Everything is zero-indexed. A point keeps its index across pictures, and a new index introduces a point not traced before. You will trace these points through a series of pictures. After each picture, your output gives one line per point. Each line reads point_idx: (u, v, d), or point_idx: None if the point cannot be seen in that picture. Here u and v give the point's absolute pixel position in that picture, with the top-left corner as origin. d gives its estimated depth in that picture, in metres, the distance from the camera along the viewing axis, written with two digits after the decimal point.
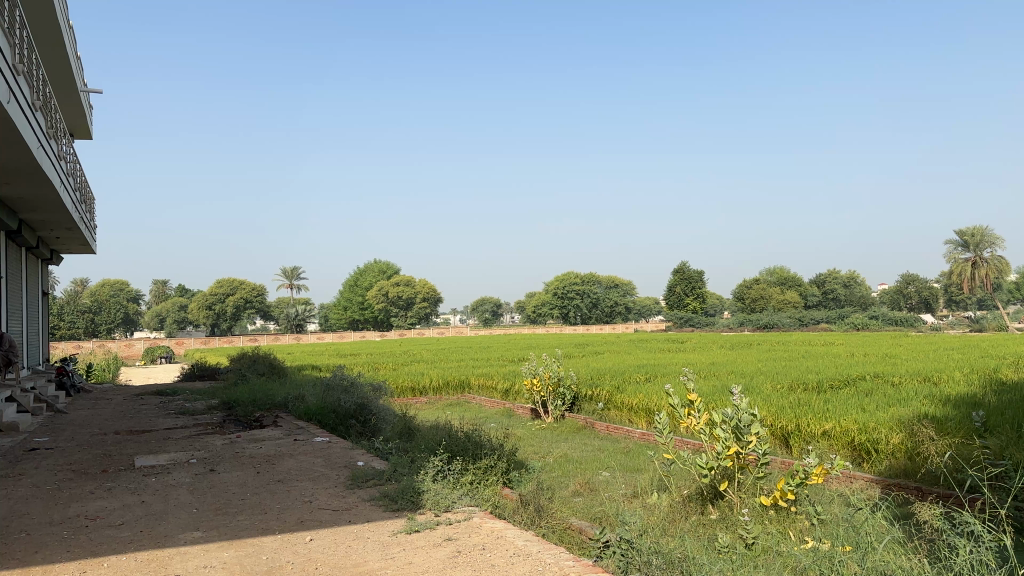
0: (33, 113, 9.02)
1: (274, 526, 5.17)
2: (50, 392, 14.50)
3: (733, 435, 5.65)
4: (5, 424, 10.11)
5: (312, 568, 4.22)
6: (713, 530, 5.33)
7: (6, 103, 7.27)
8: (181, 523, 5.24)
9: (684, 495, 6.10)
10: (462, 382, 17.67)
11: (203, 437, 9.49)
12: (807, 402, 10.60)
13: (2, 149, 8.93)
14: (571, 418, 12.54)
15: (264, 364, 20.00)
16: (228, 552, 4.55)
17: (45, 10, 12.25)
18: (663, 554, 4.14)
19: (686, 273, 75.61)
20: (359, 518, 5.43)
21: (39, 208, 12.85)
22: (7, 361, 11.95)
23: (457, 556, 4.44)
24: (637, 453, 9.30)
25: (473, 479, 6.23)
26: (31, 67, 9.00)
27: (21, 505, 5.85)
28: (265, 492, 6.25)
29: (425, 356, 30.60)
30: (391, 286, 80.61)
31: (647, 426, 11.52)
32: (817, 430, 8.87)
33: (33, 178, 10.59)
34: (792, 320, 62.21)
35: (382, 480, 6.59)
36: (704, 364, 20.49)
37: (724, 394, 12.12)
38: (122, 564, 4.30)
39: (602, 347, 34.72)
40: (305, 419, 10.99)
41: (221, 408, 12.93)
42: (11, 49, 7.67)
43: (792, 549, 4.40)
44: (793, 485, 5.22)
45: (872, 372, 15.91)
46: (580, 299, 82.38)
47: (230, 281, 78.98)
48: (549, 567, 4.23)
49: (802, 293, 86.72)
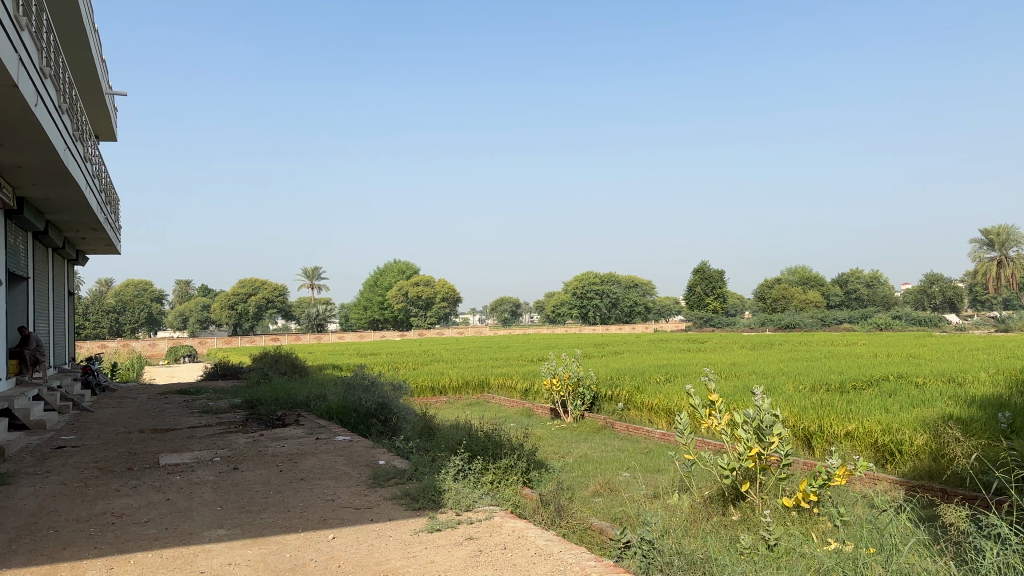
0: (60, 115, 9.14)
1: (297, 524, 5.20)
2: (76, 391, 14.67)
3: (755, 435, 5.60)
4: (33, 423, 10.23)
5: (335, 567, 4.23)
6: (735, 530, 5.32)
7: (32, 106, 7.35)
8: (206, 520, 5.29)
9: (705, 495, 6.07)
10: (483, 381, 17.65)
11: (226, 436, 9.58)
12: (830, 403, 10.49)
13: (30, 151, 9.03)
14: (591, 418, 12.50)
15: (286, 363, 20.14)
16: (252, 550, 4.58)
17: (71, 14, 12.39)
18: (685, 556, 4.11)
19: (707, 273, 75.08)
20: (381, 516, 5.45)
21: (66, 209, 13.00)
22: (34, 360, 12.12)
23: (479, 556, 4.45)
24: (658, 454, 9.28)
25: (494, 478, 6.24)
26: (57, 70, 9.10)
27: (49, 502, 5.94)
28: (288, 490, 6.29)
29: (445, 356, 30.50)
30: (411, 286, 80.97)
31: (667, 426, 11.50)
32: (840, 431, 8.80)
33: (60, 180, 10.73)
34: (814, 320, 61.58)
35: (402, 479, 6.61)
36: (724, 364, 20.34)
37: (746, 395, 12.02)
38: (149, 561, 4.34)
39: (622, 347, 34.56)
40: (327, 418, 11.08)
41: (244, 406, 13.04)
42: (38, 52, 7.76)
43: (816, 551, 4.38)
44: (816, 486, 5.17)
45: (897, 373, 15.74)
46: (599, 299, 82.20)
47: (252, 281, 79.54)
48: (571, 567, 4.23)
49: (823, 292, 85.91)
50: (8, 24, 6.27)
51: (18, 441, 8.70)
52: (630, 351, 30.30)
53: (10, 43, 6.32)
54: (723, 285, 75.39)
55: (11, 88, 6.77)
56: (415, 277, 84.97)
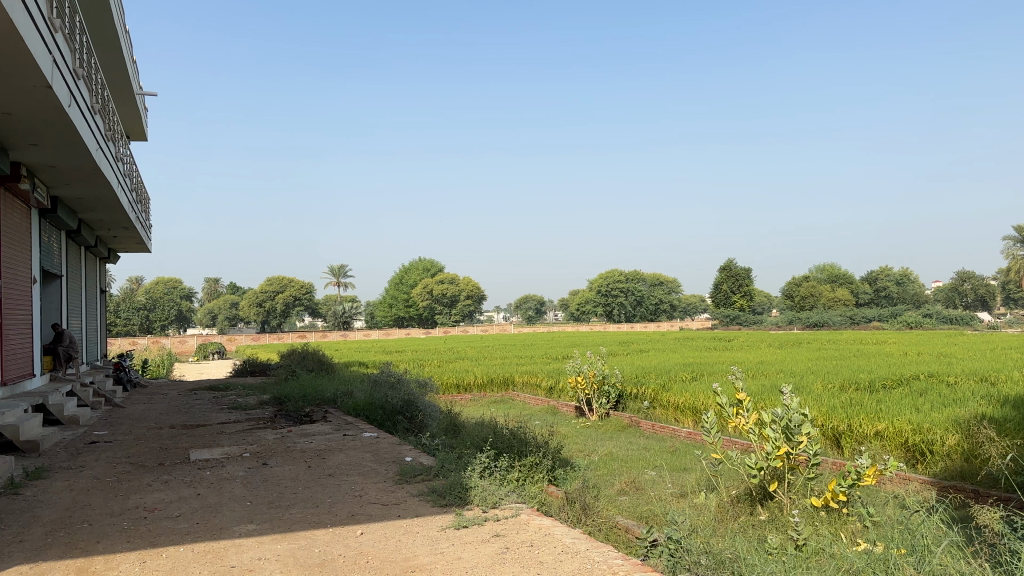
0: (93, 116, 9.29)
1: (325, 520, 5.24)
2: (109, 387, 14.90)
3: (784, 435, 5.54)
4: (67, 418, 10.40)
5: (364, 562, 4.27)
6: (763, 530, 5.27)
7: (66, 107, 7.48)
8: (237, 516, 5.35)
9: (733, 495, 6.02)
10: (507, 379, 17.64)
11: (255, 432, 9.69)
12: (861, 403, 10.34)
13: (63, 151, 9.20)
14: (616, 417, 12.43)
15: (313, 360, 20.32)
16: (282, 544, 4.63)
17: (102, 16, 12.57)
18: (714, 556, 4.08)
19: (734, 271, 74.44)
20: (408, 512, 5.48)
21: (98, 208, 13.22)
22: (67, 356, 12.33)
23: (506, 552, 4.47)
24: (684, 453, 9.21)
25: (520, 475, 6.26)
26: (90, 70, 9.25)
27: (83, 496, 6.05)
28: (316, 486, 6.35)
29: (467, 356, 28.59)
30: (436, 284, 81.42)
31: (693, 424, 11.44)
32: (870, 431, 8.68)
33: (91, 179, 10.90)
34: (843, 318, 60.82)
35: (429, 475, 6.65)
36: (751, 363, 20.16)
37: (774, 394, 11.89)
38: (180, 555, 4.40)
39: (648, 347, 32.59)
40: (354, 414, 11.18)
41: (273, 403, 13.18)
42: (71, 54, 7.88)
43: (845, 551, 4.33)
44: (845, 486, 5.11)
45: (931, 372, 15.45)
46: (624, 296, 81.81)
47: (280, 279, 80.37)
48: (598, 565, 4.21)
49: (852, 290, 84.82)
50: (43, 25, 6.37)
51: (53, 436, 8.87)
52: (656, 351, 28.60)
53: (45, 44, 6.43)
54: (750, 282, 74.76)
55: (46, 89, 6.90)
56: (439, 275, 85.30)
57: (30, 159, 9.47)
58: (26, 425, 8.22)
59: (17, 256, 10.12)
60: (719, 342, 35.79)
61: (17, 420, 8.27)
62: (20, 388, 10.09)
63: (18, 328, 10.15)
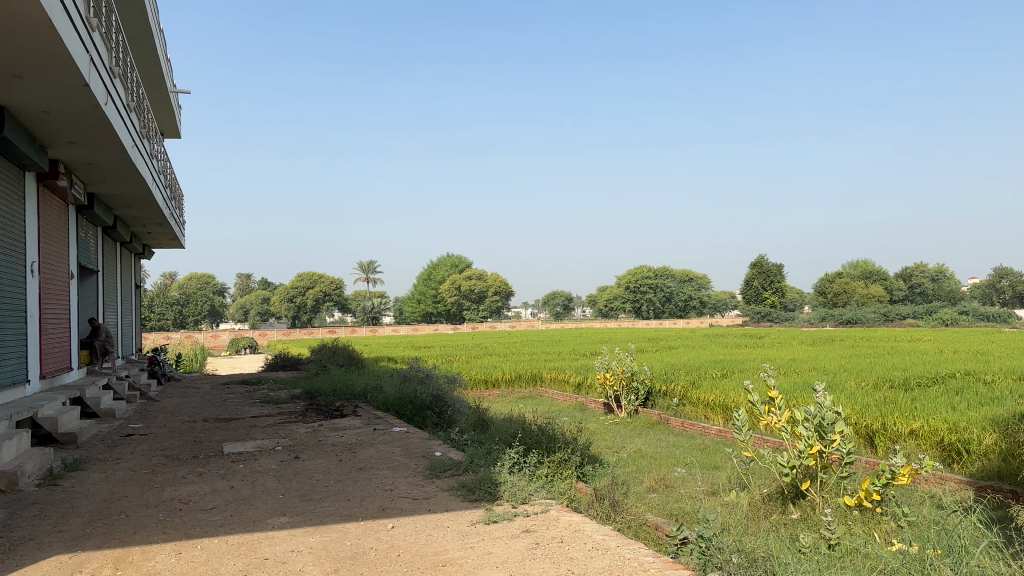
0: (129, 114, 9.43)
1: (357, 513, 5.29)
2: (143, 381, 15.15)
3: (816, 433, 5.47)
4: (103, 411, 10.59)
5: (395, 556, 4.29)
6: (795, 530, 5.21)
7: (103, 105, 7.60)
8: (270, 508, 5.41)
9: (763, 493, 5.96)
10: (535, 374, 17.63)
11: (287, 425, 9.80)
12: (896, 401, 10.19)
13: (101, 149, 9.36)
14: (645, 414, 12.38)
15: (343, 355, 20.47)
16: (314, 537, 4.67)
17: (138, 15, 12.73)
18: (745, 553, 4.04)
19: (765, 266, 73.65)
20: (438, 507, 5.50)
21: (133, 205, 13.42)
22: (103, 351, 12.55)
23: (536, 548, 4.46)
24: (714, 451, 9.14)
25: (549, 471, 6.26)
26: (126, 69, 9.39)
27: (120, 487, 6.17)
28: (348, 480, 6.40)
29: (477, 356, 25.94)
30: (464, 280, 81.80)
31: (723, 421, 11.37)
32: (905, 429, 8.54)
33: (127, 176, 11.07)
34: (876, 316, 59.95)
35: (459, 471, 6.67)
36: (784, 360, 19.91)
37: (806, 392, 11.76)
38: (215, 547, 4.46)
39: (679, 347, 29.38)
40: (384, 409, 11.25)
41: (304, 397, 13.31)
42: (108, 53, 8.01)
43: (880, 551, 4.27)
44: (879, 485, 5.03)
45: (968, 370, 15.17)
46: (653, 292, 81.40)
47: (310, 275, 81.06)
48: (629, 562, 4.19)
49: (886, 287, 83.51)
50: (81, 24, 6.48)
51: (91, 428, 9.04)
52: (687, 351, 25.74)
53: (83, 43, 6.53)
54: (782, 278, 73.90)
55: (83, 88, 7.03)
56: (467, 271, 85.55)
57: (67, 156, 9.65)
58: (64, 417, 8.39)
59: (55, 252, 10.32)
60: (753, 342, 32.18)
61: (56, 413, 8.45)
62: (58, 381, 10.30)
63: (57, 323, 10.34)
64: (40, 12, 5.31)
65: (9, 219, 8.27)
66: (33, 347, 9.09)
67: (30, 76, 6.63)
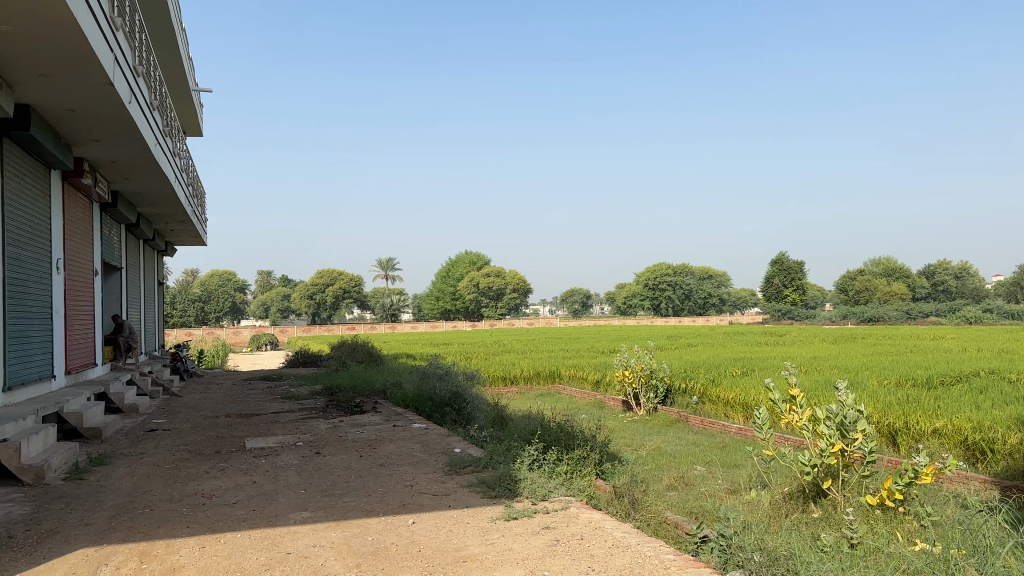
0: (152, 112, 9.51)
1: (378, 508, 5.32)
2: (166, 376, 15.31)
3: (838, 432, 5.43)
4: (127, 406, 10.71)
5: (416, 551, 4.31)
6: (817, 529, 5.17)
7: (127, 103, 7.67)
8: (291, 503, 5.45)
9: (785, 492, 5.92)
10: (554, 372, 17.63)
11: (307, 421, 9.87)
12: (919, 399, 10.09)
13: (125, 146, 9.45)
14: (664, 412, 12.34)
15: (362, 352, 20.58)
16: (336, 532, 4.70)
17: (160, 14, 12.85)
18: (767, 550, 4.03)
19: (786, 264, 73.10)
20: (458, 503, 5.53)
21: (157, 202, 13.55)
22: (127, 346, 12.70)
23: (556, 545, 4.47)
24: (734, 449, 9.11)
25: (568, 469, 6.26)
26: (149, 68, 9.47)
27: (144, 482, 6.24)
28: (368, 475, 6.44)
29: (484, 356, 24.18)
30: (483, 278, 81.97)
31: (744, 420, 11.31)
32: (928, 428, 8.45)
33: (150, 174, 11.17)
34: (899, 314, 59.36)
35: (479, 467, 6.69)
36: (804, 358, 19.76)
37: (828, 390, 11.69)
38: (238, 541, 4.50)
39: (701, 347, 27.32)
40: (403, 406, 11.29)
41: (324, 393, 13.40)
42: (132, 52, 8.09)
43: (903, 551, 4.24)
44: (902, 484, 4.97)
45: (992, 369, 14.99)
46: (672, 290, 81.07)
47: (329, 272, 81.51)
48: (649, 560, 4.19)
49: (908, 284, 82.65)
50: (106, 24, 6.54)
51: (115, 424, 9.15)
52: (709, 351, 23.97)
53: (107, 42, 6.59)
54: (803, 276, 73.31)
55: (108, 86, 7.10)
56: (486, 268, 85.67)
57: (92, 154, 9.74)
58: (89, 413, 8.50)
59: (80, 249, 10.44)
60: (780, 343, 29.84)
61: (81, 407, 8.56)
62: (83, 377, 10.44)
63: (81, 319, 10.47)
64: (67, 12, 5.37)
65: (36, 217, 8.38)
66: (59, 343, 9.21)
67: (57, 75, 6.70)
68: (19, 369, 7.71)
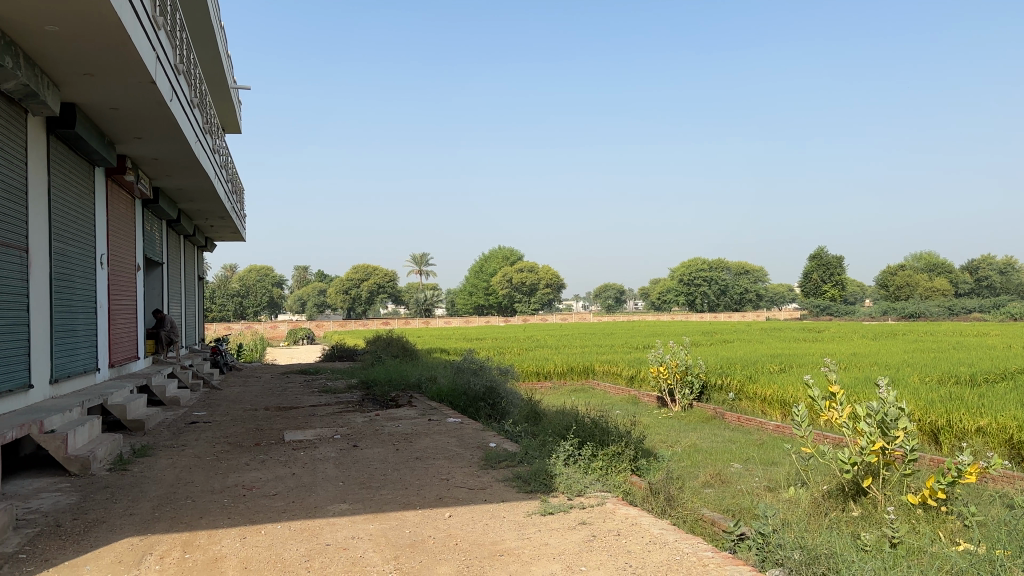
0: (192, 110, 9.67)
1: (414, 501, 5.36)
2: (206, 370, 15.56)
3: (879, 430, 5.32)
4: (168, 398, 10.92)
5: (453, 544, 4.34)
6: (857, 528, 5.09)
7: (168, 101, 7.81)
8: (330, 495, 5.52)
9: (824, 490, 5.82)
10: (588, 367, 17.59)
11: (344, 415, 9.97)
12: (962, 396, 9.91)
13: (166, 144, 9.62)
14: (700, 408, 12.25)
15: (397, 346, 20.73)
16: (373, 524, 4.75)
17: (200, 13, 13.05)
18: (807, 548, 3.98)
19: (824, 259, 72.06)
20: (494, 497, 5.54)
21: (196, 198, 13.77)
22: (168, 340, 12.92)
23: (593, 540, 4.46)
24: (772, 446, 9.00)
25: (604, 464, 6.24)
26: (189, 66, 9.62)
27: (186, 473, 6.36)
28: (405, 468, 6.49)
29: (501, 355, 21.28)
30: (516, 273, 82.06)
31: (781, 417, 11.19)
32: (972, 426, 8.29)
33: (191, 170, 11.35)
34: (942, 309, 58.17)
35: (514, 461, 6.70)
36: (844, 355, 19.48)
37: (869, 387, 11.51)
38: (278, 532, 4.57)
39: (743, 347, 24.13)
40: (438, 400, 11.34)
41: (360, 387, 13.52)
42: (173, 51, 8.24)
43: (947, 551, 4.16)
44: (944, 483, 4.86)
45: None
46: (707, 285, 80.41)
47: (365, 267, 82.03)
48: (688, 557, 4.16)
49: (951, 280, 80.97)
50: (148, 23, 6.66)
51: (157, 416, 9.33)
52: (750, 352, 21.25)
53: (149, 41, 6.73)
54: (842, 271, 72.17)
55: (151, 85, 7.24)
56: (520, 263, 85.71)
57: (135, 151, 9.94)
58: (132, 405, 8.69)
59: (123, 245, 10.65)
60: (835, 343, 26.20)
61: (124, 399, 8.74)
62: (126, 370, 10.67)
63: (124, 313, 10.67)
64: (110, 12, 5.48)
65: (81, 214, 8.57)
66: (103, 337, 9.41)
67: (101, 74, 6.85)
68: (65, 363, 7.90)
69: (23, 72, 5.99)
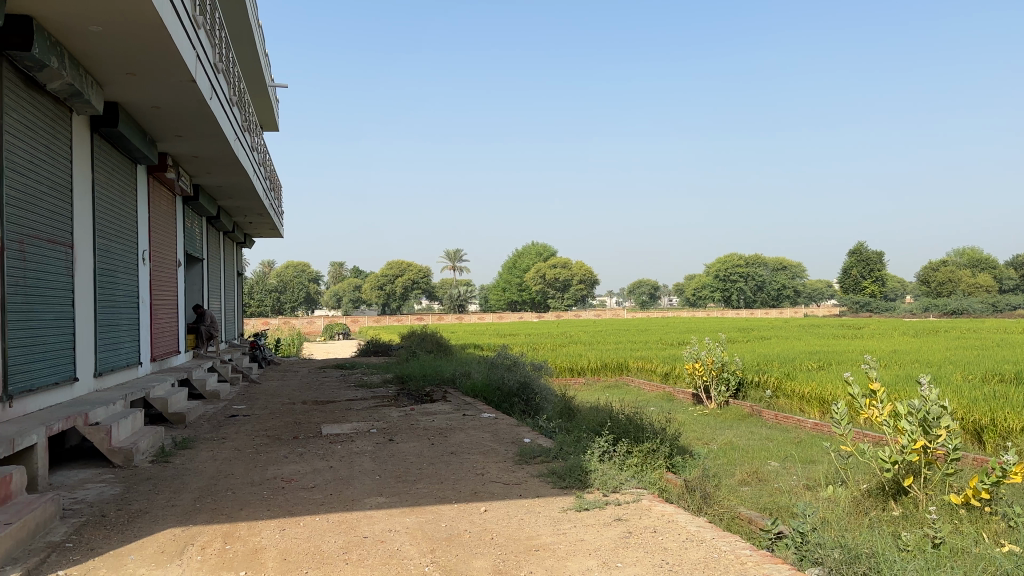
0: (231, 108, 9.82)
1: (450, 496, 5.40)
2: (245, 364, 15.79)
3: (921, 428, 5.24)
4: (208, 392, 11.10)
5: (489, 538, 4.36)
6: (897, 527, 5.02)
7: (207, 99, 7.94)
8: (367, 488, 5.58)
9: (863, 489, 5.74)
10: (622, 364, 17.50)
11: (380, 409, 10.06)
12: (1005, 395, 9.70)
13: (206, 141, 9.80)
14: (736, 405, 12.14)
15: (432, 342, 20.83)
16: (410, 518, 4.79)
17: (239, 13, 13.24)
18: (848, 548, 3.92)
19: (863, 254, 70.90)
20: (529, 492, 5.56)
21: (235, 195, 13.98)
22: (207, 335, 13.14)
23: (629, 537, 4.45)
24: (810, 444, 8.90)
25: (639, 461, 6.22)
26: (229, 64, 9.77)
27: (226, 465, 6.47)
28: (440, 463, 6.54)
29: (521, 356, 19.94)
30: (550, 269, 81.96)
31: (819, 414, 11.05)
32: (1017, 425, 8.12)
33: (229, 168, 11.53)
34: (985, 306, 56.93)
35: (548, 457, 6.71)
36: (885, 352, 19.17)
37: (909, 385, 11.33)
38: (316, 524, 4.63)
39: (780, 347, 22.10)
40: (473, 395, 11.38)
41: (395, 381, 13.62)
42: (212, 50, 8.39)
43: (992, 552, 4.08)
44: (989, 483, 4.76)
45: None
46: (743, 281, 79.66)
47: (400, 263, 82.36)
48: (725, 554, 4.13)
49: (995, 275, 79.16)
50: (188, 23, 6.79)
51: (197, 409, 9.49)
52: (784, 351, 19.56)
53: (189, 41, 6.85)
54: (883, 267, 70.90)
55: (191, 84, 7.38)
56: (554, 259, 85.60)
57: (176, 149, 10.12)
58: (174, 398, 8.85)
59: (164, 241, 10.85)
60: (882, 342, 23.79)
61: (166, 393, 8.90)
62: (167, 364, 10.86)
63: (165, 308, 10.88)
64: (152, 12, 5.59)
65: (124, 210, 8.75)
66: (145, 332, 9.60)
67: (144, 73, 7.00)
68: (109, 356, 8.08)
69: (68, 72, 6.14)
